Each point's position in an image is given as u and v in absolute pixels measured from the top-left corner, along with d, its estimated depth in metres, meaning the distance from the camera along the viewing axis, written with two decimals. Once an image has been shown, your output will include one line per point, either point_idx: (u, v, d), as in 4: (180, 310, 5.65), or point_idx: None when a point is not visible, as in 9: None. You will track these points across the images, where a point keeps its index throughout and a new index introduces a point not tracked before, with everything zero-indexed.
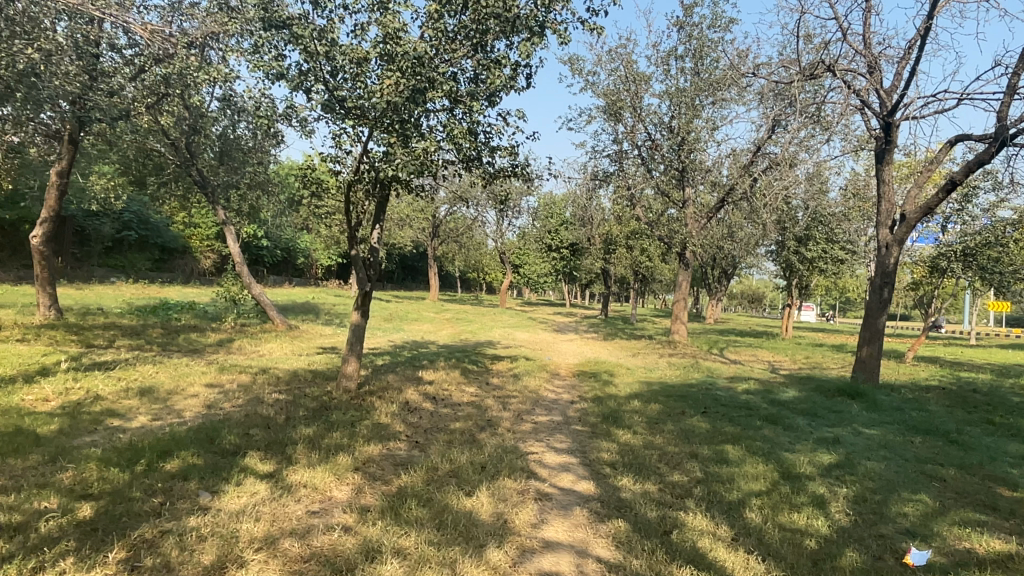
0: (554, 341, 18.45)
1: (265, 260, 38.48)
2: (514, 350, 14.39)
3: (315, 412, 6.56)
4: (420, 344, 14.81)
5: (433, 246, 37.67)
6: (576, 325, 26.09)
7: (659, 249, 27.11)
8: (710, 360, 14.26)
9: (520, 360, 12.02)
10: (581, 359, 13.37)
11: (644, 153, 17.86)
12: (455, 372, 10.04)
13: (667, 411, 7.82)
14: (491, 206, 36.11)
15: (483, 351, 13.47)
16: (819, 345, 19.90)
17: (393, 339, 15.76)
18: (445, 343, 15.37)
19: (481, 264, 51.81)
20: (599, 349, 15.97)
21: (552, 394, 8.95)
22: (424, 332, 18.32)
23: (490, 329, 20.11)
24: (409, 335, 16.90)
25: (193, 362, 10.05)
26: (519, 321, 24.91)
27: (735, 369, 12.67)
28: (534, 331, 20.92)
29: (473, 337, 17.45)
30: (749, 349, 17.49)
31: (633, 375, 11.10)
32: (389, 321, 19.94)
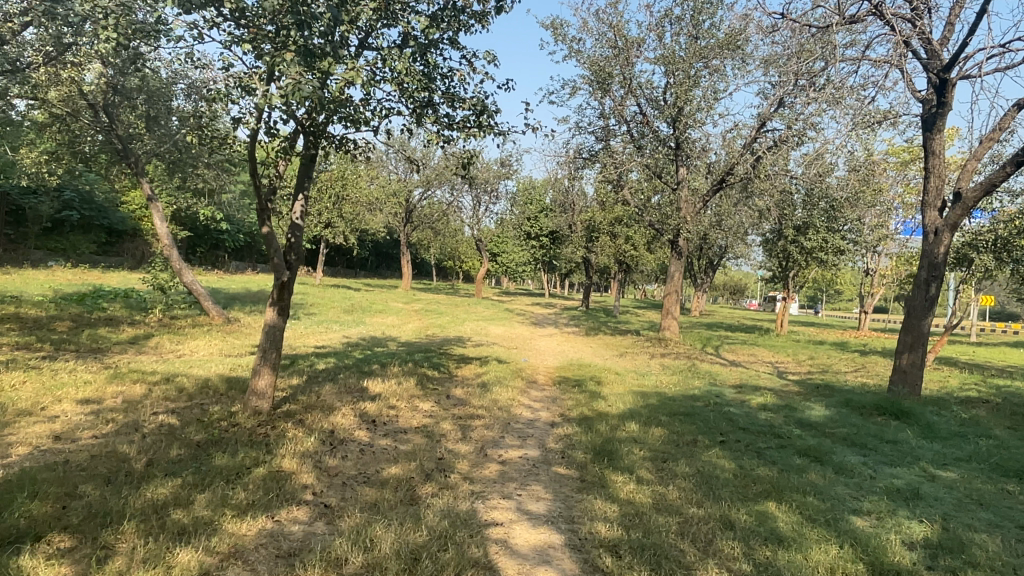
0: (530, 336, 16.65)
1: (227, 244, 36.21)
2: (484, 349, 12.59)
3: (195, 452, 4.69)
4: (376, 341, 12.93)
5: (406, 231, 35.74)
6: (555, 317, 24.40)
7: (645, 237, 25.40)
8: (707, 362, 12.59)
9: (490, 363, 10.19)
10: (562, 360, 11.57)
11: (634, 130, 16.01)
12: (408, 381, 8.19)
13: (674, 440, 6.05)
14: (468, 189, 34.21)
15: (449, 351, 11.64)
16: (818, 342, 18.29)
17: (348, 335, 13.89)
18: (409, 339, 13.50)
19: (458, 252, 49.92)
20: (581, 348, 14.23)
21: (528, 412, 7.14)
22: (386, 325, 16.43)
23: (461, 322, 18.26)
24: (369, 331, 15.02)
25: (82, 367, 8.08)
26: (493, 313, 23.09)
27: (739, 375, 10.95)
28: (509, 326, 19.09)
29: (440, 331, 15.64)
30: (746, 348, 15.79)
31: (624, 384, 9.33)
32: (350, 312, 18.04)
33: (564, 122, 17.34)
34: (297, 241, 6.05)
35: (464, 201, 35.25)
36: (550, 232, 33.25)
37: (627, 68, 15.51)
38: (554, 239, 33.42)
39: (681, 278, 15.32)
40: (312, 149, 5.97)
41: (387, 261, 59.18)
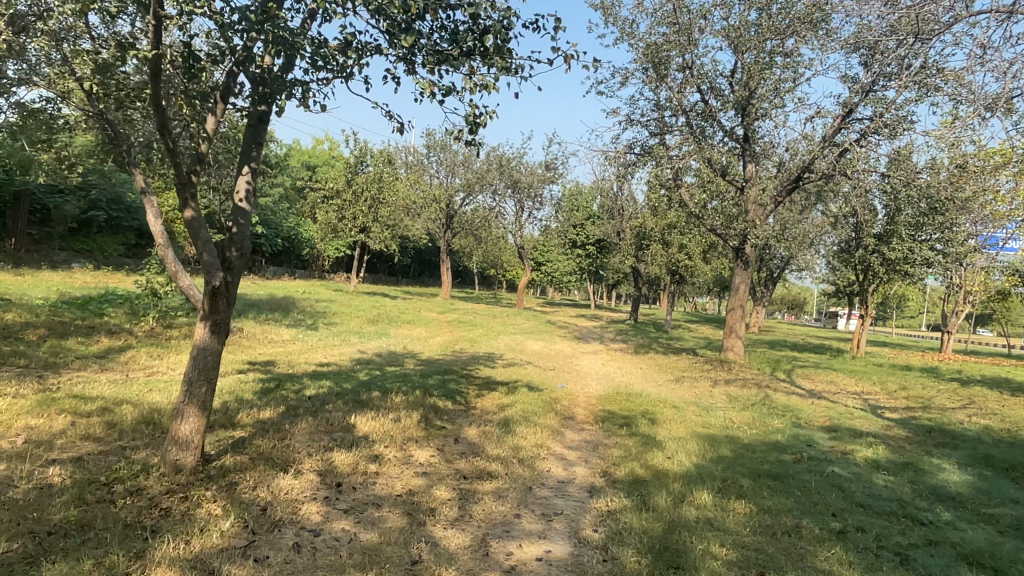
0: (573, 354, 14.81)
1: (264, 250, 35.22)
2: (516, 369, 10.78)
3: (23, 554, 2.98)
4: (393, 358, 11.23)
5: (446, 238, 34.26)
6: (601, 332, 22.46)
7: (701, 246, 23.31)
8: (782, 392, 10.57)
9: (519, 391, 8.36)
10: (608, 387, 9.71)
11: (695, 121, 14.11)
12: (409, 416, 6.42)
13: (767, 527, 4.16)
14: (509, 194, 32.55)
15: (473, 372, 9.88)
16: (902, 367, 16.01)
17: (364, 349, 12.24)
18: (433, 357, 11.80)
19: (502, 261, 48.34)
20: (630, 370, 12.34)
21: (561, 468, 5.30)
22: (412, 338, 14.74)
23: (496, 336, 16.50)
24: (391, 344, 13.35)
25: (9, 389, 6.50)
26: (534, 326, 21.27)
27: (827, 412, 8.91)
28: (551, 341, 17.24)
29: (471, 346, 13.91)
30: (823, 374, 13.63)
31: (684, 424, 7.40)
32: (374, 321, 16.42)
33: (614, 114, 15.49)
34: (240, 232, 4.39)
35: (507, 207, 33.66)
36: (597, 240, 31.38)
37: (687, 50, 13.65)
38: (601, 248, 31.55)
39: (748, 289, 13.24)
40: (261, 103, 4.26)
41: (430, 269, 57.93)
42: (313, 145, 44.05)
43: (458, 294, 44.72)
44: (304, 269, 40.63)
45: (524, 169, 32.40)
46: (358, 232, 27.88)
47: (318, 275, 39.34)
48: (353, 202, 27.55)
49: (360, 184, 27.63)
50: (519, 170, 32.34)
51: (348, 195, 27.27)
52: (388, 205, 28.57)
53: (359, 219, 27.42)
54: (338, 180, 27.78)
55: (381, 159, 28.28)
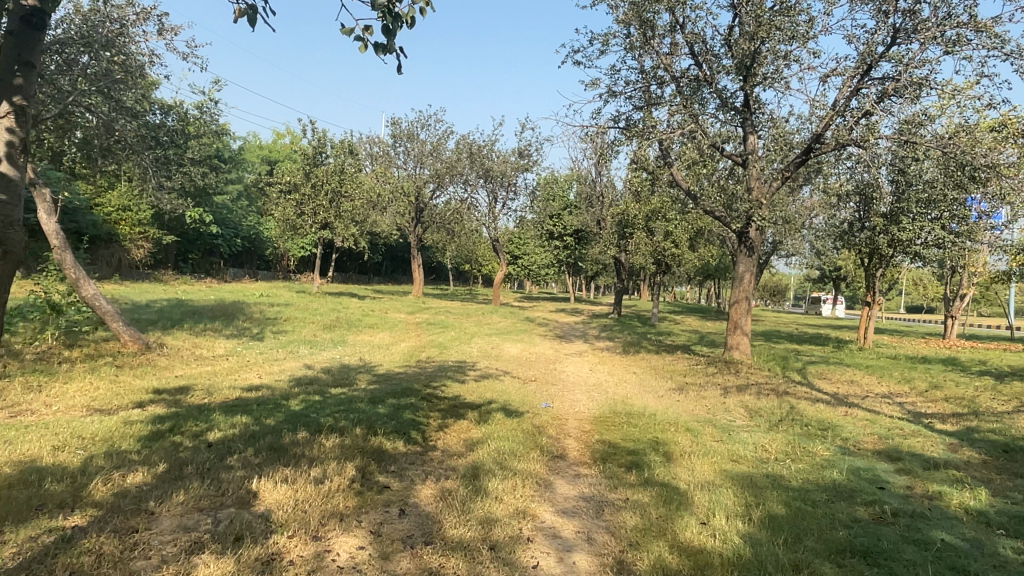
0: (556, 357, 13.10)
1: (222, 251, 33.04)
2: (491, 383, 9.02)
3: None
4: (343, 373, 9.40)
5: (417, 233, 33.58)
6: (584, 328, 20.72)
7: (688, 233, 21.70)
8: (807, 400, 8.92)
9: (494, 418, 6.59)
10: (603, 404, 7.97)
11: (686, 87, 12.38)
12: (338, 474, 4.62)
13: None
14: (481, 185, 30.49)
15: (438, 391, 8.09)
16: (918, 359, 14.51)
17: (312, 363, 10.39)
18: (392, 370, 10.00)
19: (477, 255, 46.50)
20: (622, 376, 10.69)
21: (555, 559, 3.56)
22: (371, 345, 12.93)
23: (470, 338, 14.75)
24: (346, 355, 11.50)
25: None
26: (511, 325, 19.55)
27: (873, 430, 7.25)
28: (531, 342, 15.52)
29: (440, 353, 12.12)
30: (839, 373, 12.00)
31: (707, 458, 5.68)
32: (331, 327, 14.58)
33: (594, 84, 13.73)
34: None
35: (479, 199, 31.81)
36: (575, 231, 29.69)
37: (676, 6, 11.92)
38: (579, 239, 29.95)
39: (754, 279, 11.51)
40: None
41: (403, 266, 56.05)
42: (273, 139, 41.84)
43: (431, 291, 42.91)
44: (268, 269, 38.59)
45: (496, 157, 30.35)
46: (320, 229, 25.89)
47: (282, 275, 37.33)
48: (313, 196, 25.33)
49: (319, 177, 25.36)
50: (491, 158, 30.32)
51: (308, 189, 25.06)
52: (352, 199, 26.58)
53: (321, 214, 25.29)
54: (296, 172, 25.45)
55: (342, 150, 26.23)
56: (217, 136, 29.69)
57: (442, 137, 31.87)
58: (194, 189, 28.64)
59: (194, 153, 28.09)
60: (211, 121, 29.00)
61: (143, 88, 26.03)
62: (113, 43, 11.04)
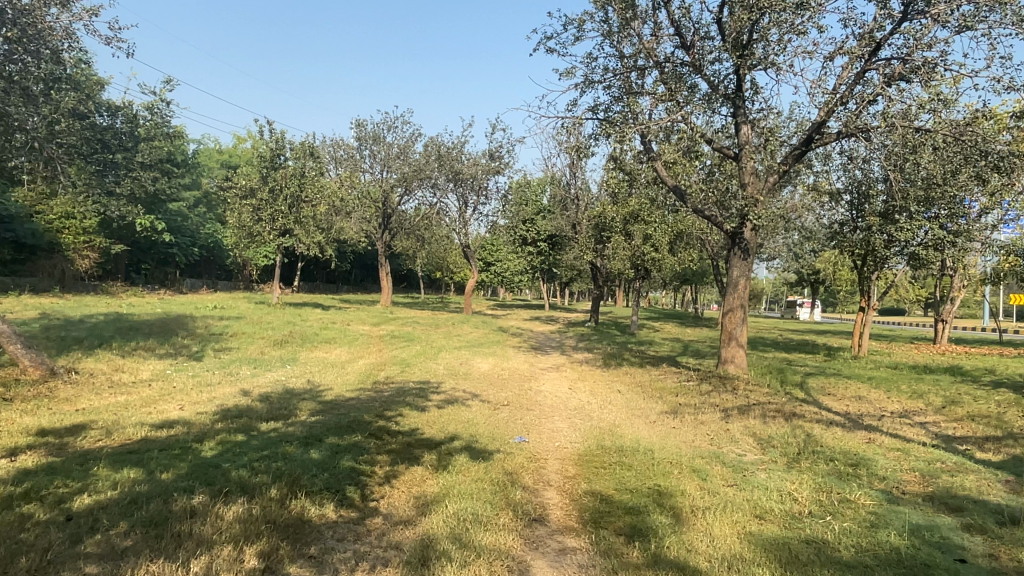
0: (530, 373, 11.85)
1: (177, 260, 31.39)
2: (456, 410, 7.71)
3: None
4: (282, 401, 8.06)
5: (384, 239, 32.20)
6: (561, 338, 19.53)
7: (668, 236, 20.62)
8: (821, 424, 7.73)
9: (455, 463, 5.28)
10: (587, 435, 6.72)
11: (671, 73, 11.18)
12: (228, 569, 3.30)
13: None
14: (451, 189, 29.13)
15: (391, 424, 6.79)
16: (920, 369, 13.45)
17: (250, 387, 9.02)
18: (341, 394, 8.67)
19: (448, 262, 45.17)
20: (604, 395, 9.46)
21: None
22: (325, 363, 11.57)
23: (437, 352, 13.46)
24: (292, 376, 10.13)
25: None
26: (483, 336, 18.28)
27: (911, 463, 6.06)
28: (503, 355, 14.25)
29: (401, 372, 10.80)
30: (843, 387, 10.89)
31: (726, 516, 4.45)
32: (283, 343, 13.20)
33: (569, 74, 12.49)
34: None
35: (449, 203, 30.47)
36: (549, 236, 28.46)
37: None
38: (553, 244, 28.75)
39: (749, 284, 10.29)
40: None
41: (372, 273, 54.49)
42: (234, 143, 40.20)
43: (401, 300, 41.50)
44: (229, 279, 36.94)
45: (466, 159, 29.00)
46: (279, 236, 24.37)
47: (244, 285, 35.71)
48: (271, 201, 23.71)
49: (277, 180, 23.72)
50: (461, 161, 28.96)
51: (266, 193, 23.45)
52: (313, 204, 25.11)
53: (279, 220, 23.76)
54: (252, 176, 23.82)
55: (302, 152, 24.70)
56: (170, 139, 28.08)
57: (409, 140, 30.53)
58: (145, 196, 27.01)
59: (145, 157, 26.46)
60: (163, 124, 27.40)
61: (88, 87, 24.44)
62: (14, 21, 9.33)
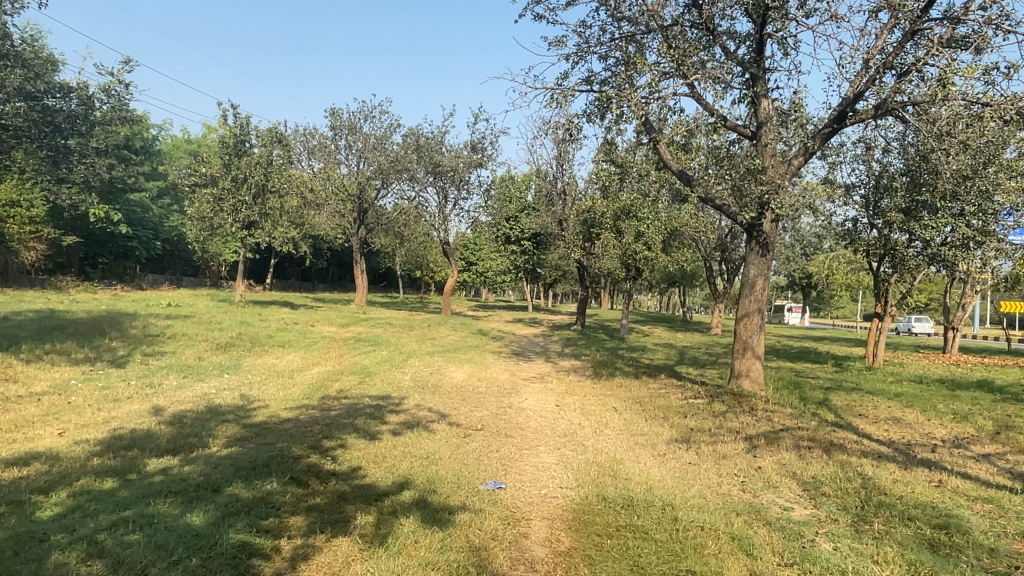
0: (510, 385, 10.25)
1: (137, 254, 29.52)
2: (414, 438, 6.09)
3: None
4: (196, 424, 6.41)
5: (359, 235, 30.47)
6: (545, 343, 17.99)
7: (662, 234, 19.11)
8: (871, 461, 6.18)
9: (398, 534, 3.67)
10: (582, 478, 5.14)
11: (678, 39, 9.59)
12: None
13: None
14: (430, 182, 27.44)
15: (326, 461, 5.16)
16: (946, 383, 12.01)
17: (166, 404, 7.36)
18: (275, 413, 7.01)
19: (429, 261, 43.49)
20: (598, 416, 7.89)
21: None
22: (270, 372, 9.91)
23: (404, 359, 11.81)
24: (225, 388, 8.48)
25: None
26: (460, 340, 16.64)
27: (1018, 524, 4.52)
28: (480, 363, 12.63)
29: (357, 383, 9.15)
30: (871, 405, 9.43)
31: None
32: (227, 347, 11.50)
33: (558, 44, 10.87)
34: None
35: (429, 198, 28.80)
36: (533, 234, 26.94)
37: None
38: (538, 244, 27.21)
39: (768, 284, 8.79)
40: None
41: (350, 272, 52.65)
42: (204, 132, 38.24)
43: (378, 299, 39.75)
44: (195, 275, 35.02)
45: (447, 151, 27.31)
46: (243, 229, 22.55)
47: (210, 282, 33.81)
48: (234, 190, 21.84)
49: (241, 168, 21.82)
50: (441, 152, 27.21)
51: (228, 180, 21.60)
52: (280, 195, 23.32)
53: (242, 212, 21.90)
54: (213, 163, 21.85)
55: (268, 138, 22.92)
56: (129, 124, 26.20)
57: (387, 130, 28.84)
58: (100, 184, 25.09)
59: (101, 143, 24.61)
60: (122, 107, 25.54)
61: (37, 65, 22.21)
62: None
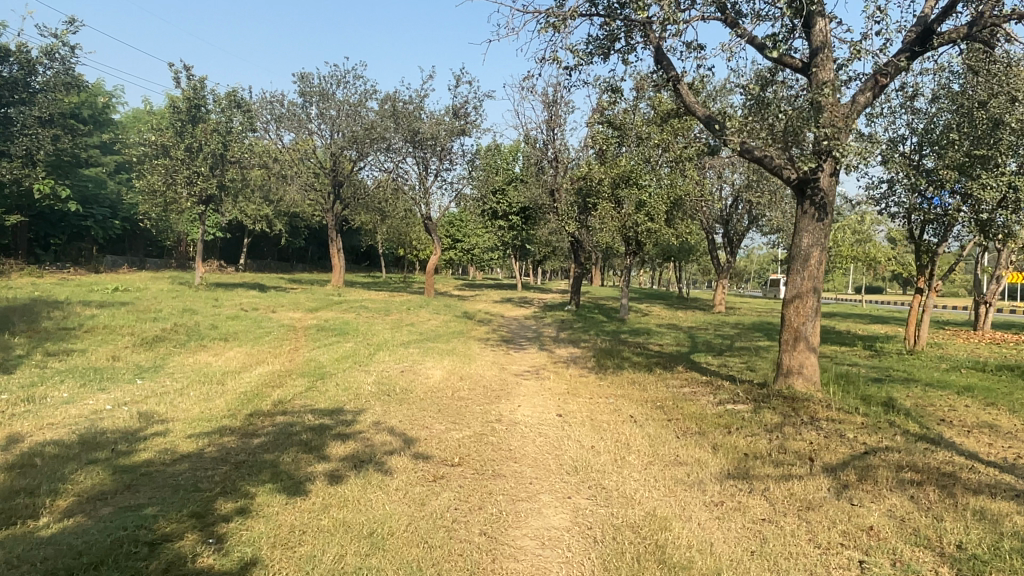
0: (500, 386, 8.32)
1: (94, 234, 27.24)
2: (358, 488, 4.16)
3: None
4: (45, 468, 4.43)
5: (334, 211, 28.35)
6: (537, 326, 16.09)
7: (665, 203, 17.17)
8: (1016, 505, 4.31)
9: None
10: (613, 568, 3.23)
11: None
12: None
13: None
14: (408, 153, 25.24)
15: (202, 549, 3.21)
16: (1010, 369, 10.23)
17: (29, 431, 5.37)
18: (172, 446, 5.05)
19: (411, 238, 41.39)
20: (616, 433, 6.00)
21: None
22: (199, 375, 7.92)
23: (370, 353, 9.84)
24: (127, 402, 6.48)
25: None
26: (441, 325, 14.65)
27: None
28: (462, 355, 10.66)
29: (304, 391, 7.17)
30: (946, 405, 7.57)
31: None
32: (154, 342, 9.47)
33: None
34: None
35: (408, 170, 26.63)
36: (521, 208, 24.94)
37: None
38: (526, 218, 25.26)
39: (826, 257, 6.89)
40: None
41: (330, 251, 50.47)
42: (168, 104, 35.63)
43: (358, 279, 37.62)
44: (161, 256, 32.75)
45: (426, 118, 25.09)
46: (200, 204, 20.41)
47: (177, 263, 31.58)
48: (188, 161, 19.66)
49: (196, 136, 19.65)
50: (421, 119, 24.95)
51: (181, 149, 19.42)
52: (241, 166, 21.16)
53: (198, 184, 19.73)
54: (165, 131, 19.67)
55: (228, 103, 20.68)
56: (77, 90, 23.78)
57: (361, 97, 26.60)
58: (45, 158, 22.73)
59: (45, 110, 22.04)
60: (68, 72, 23.05)
61: None
62: None
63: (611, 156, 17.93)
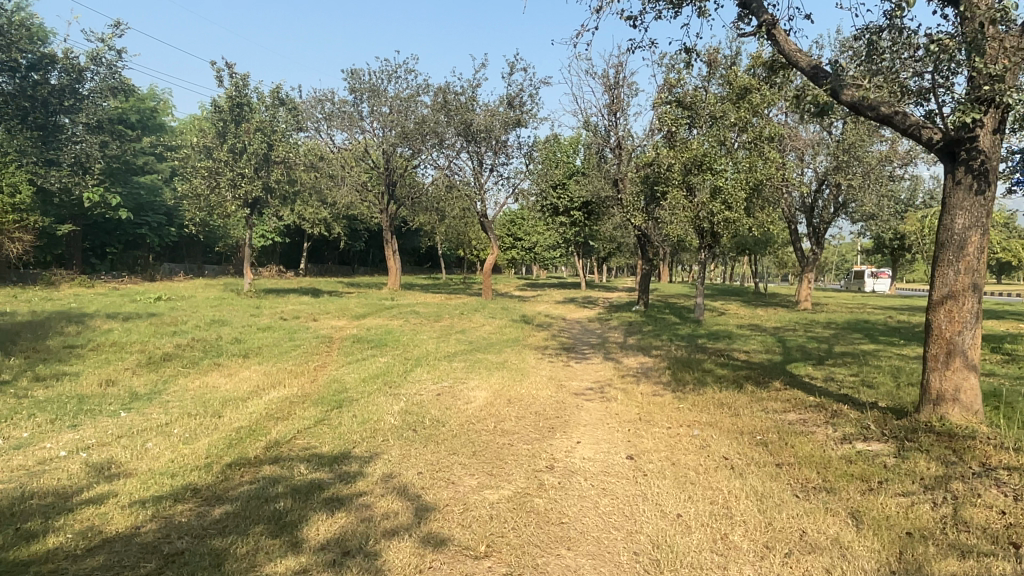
0: (556, 414, 6.75)
1: (150, 242, 26.90)
2: None
3: None
4: None
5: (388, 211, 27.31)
6: (602, 330, 14.46)
7: (744, 190, 15.29)
8: None
9: None
10: None
11: None
12: None
13: None
14: (461, 148, 23.97)
15: None
16: None
17: None
18: (100, 522, 3.70)
19: (471, 237, 40.18)
20: (711, 492, 4.39)
21: None
22: (196, 403, 6.64)
23: (405, 370, 8.42)
24: (89, 446, 5.22)
25: None
26: (495, 331, 13.21)
27: None
28: (513, 369, 9.14)
29: (310, 426, 5.77)
30: None
31: None
32: (162, 362, 8.29)
33: None
34: None
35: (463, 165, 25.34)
36: (583, 203, 23.30)
37: None
38: (588, 213, 23.59)
39: (988, 243, 5.14)
40: None
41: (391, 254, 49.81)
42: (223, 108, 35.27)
43: (417, 281, 36.63)
44: (219, 262, 32.43)
45: (479, 110, 23.70)
46: (246, 207, 19.57)
47: (234, 270, 31.13)
48: (232, 162, 18.82)
49: (240, 136, 18.77)
50: (475, 111, 23.61)
51: (225, 151, 18.57)
52: (287, 166, 20.19)
53: (242, 187, 18.85)
54: (208, 133, 18.93)
55: (272, 101, 19.78)
56: (126, 95, 23.32)
57: (413, 91, 25.43)
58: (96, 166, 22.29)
59: (93, 117, 21.56)
60: (115, 77, 22.51)
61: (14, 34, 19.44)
62: None
63: (680, 140, 16.20)
